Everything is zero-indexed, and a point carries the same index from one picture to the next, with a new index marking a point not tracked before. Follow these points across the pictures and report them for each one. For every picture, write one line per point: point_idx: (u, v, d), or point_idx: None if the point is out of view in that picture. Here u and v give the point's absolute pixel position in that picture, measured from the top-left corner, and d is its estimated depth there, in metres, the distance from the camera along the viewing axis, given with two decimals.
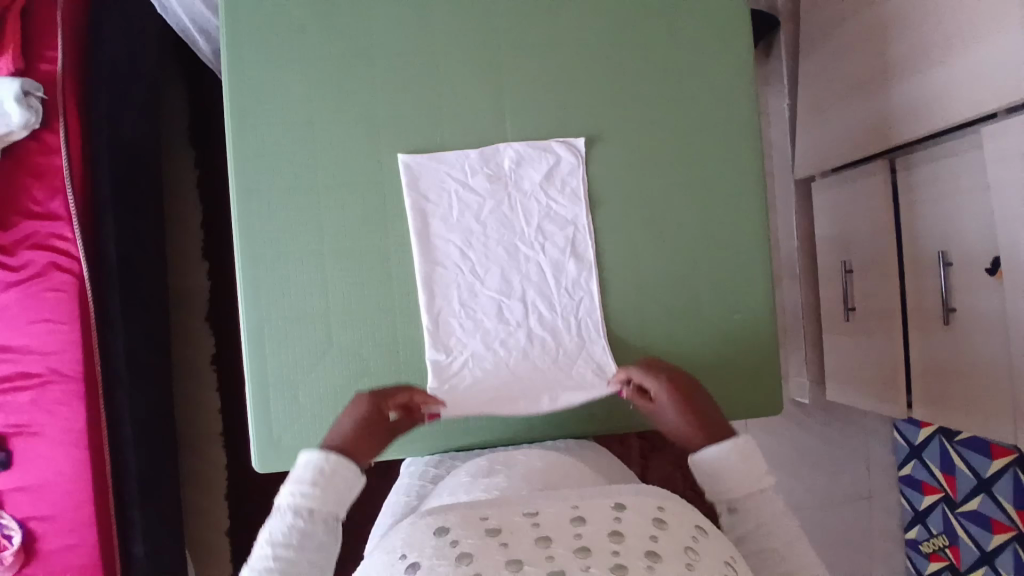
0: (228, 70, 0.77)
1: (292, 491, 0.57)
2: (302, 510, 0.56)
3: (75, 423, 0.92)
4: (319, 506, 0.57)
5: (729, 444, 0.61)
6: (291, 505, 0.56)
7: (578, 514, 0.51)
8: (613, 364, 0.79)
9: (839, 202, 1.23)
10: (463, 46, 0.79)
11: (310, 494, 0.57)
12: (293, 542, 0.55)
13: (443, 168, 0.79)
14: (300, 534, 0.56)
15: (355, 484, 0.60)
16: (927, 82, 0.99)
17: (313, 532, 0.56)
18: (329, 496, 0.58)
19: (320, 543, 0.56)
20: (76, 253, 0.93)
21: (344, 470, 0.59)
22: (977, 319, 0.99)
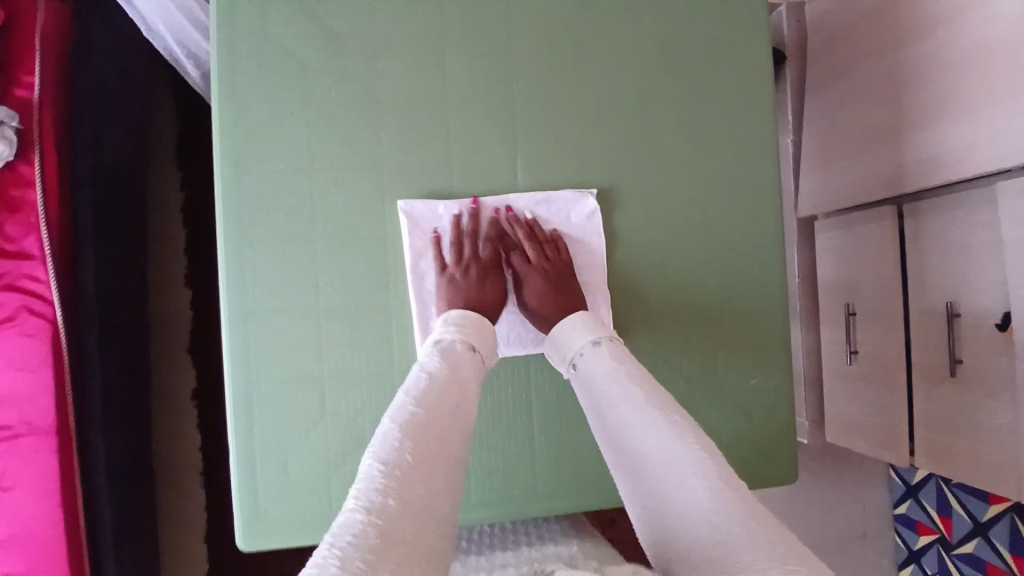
0: (221, 112, 0.71)
1: (444, 330, 0.66)
2: (453, 341, 0.64)
3: (46, 474, 0.86)
4: (468, 342, 0.64)
5: (575, 315, 0.69)
6: (443, 338, 0.64)
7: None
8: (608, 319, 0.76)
9: (845, 244, 1.20)
10: (477, 93, 0.75)
11: (459, 331, 0.65)
12: (447, 359, 0.61)
13: (439, 209, 0.74)
14: (451, 356, 0.62)
15: (492, 335, 0.68)
16: (947, 131, 0.97)
17: (463, 358, 0.63)
18: (474, 337, 0.66)
19: (474, 364, 0.63)
20: (50, 297, 0.86)
21: (484, 322, 0.68)
22: (987, 374, 0.97)
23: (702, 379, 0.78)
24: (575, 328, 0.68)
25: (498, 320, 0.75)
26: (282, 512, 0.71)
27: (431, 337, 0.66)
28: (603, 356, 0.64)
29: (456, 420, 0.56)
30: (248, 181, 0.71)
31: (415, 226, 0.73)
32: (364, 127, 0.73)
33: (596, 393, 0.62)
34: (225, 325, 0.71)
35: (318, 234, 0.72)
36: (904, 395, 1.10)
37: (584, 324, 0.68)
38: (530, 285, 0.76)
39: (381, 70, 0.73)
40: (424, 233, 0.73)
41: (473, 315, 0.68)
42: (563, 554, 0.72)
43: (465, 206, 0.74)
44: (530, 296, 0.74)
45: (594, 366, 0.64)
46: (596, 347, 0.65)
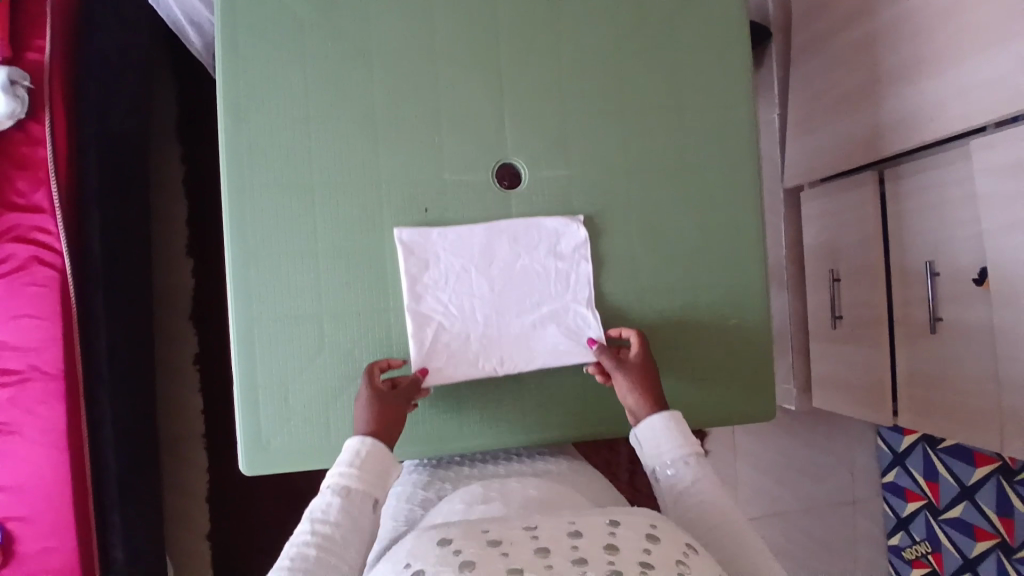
0: (222, 63, 0.75)
1: (340, 470, 0.64)
2: (346, 488, 0.63)
3: (55, 423, 0.89)
4: (377, 460, 0.65)
5: (662, 418, 0.69)
6: (336, 485, 0.63)
7: (575, 528, 0.54)
8: (599, 334, 0.78)
9: (829, 212, 1.24)
10: (464, 45, 0.78)
11: (353, 470, 0.64)
12: (335, 518, 0.61)
13: (436, 236, 0.76)
14: (360, 475, 0.64)
15: (393, 470, 0.66)
16: (922, 94, 1.01)
17: (371, 475, 0.64)
18: (381, 461, 0.65)
19: (367, 514, 0.63)
20: (59, 248, 0.90)
21: (381, 452, 0.65)
22: (966, 329, 0.99)
23: (682, 321, 0.82)
24: (663, 436, 0.68)
25: (489, 344, 0.76)
26: (284, 442, 0.74)
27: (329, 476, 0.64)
28: (688, 475, 0.66)
29: None
30: (250, 129, 0.75)
31: (416, 252, 0.76)
32: (358, 78, 0.76)
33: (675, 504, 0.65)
34: (228, 265, 0.74)
35: (315, 177, 0.75)
36: (889, 356, 1.13)
37: (669, 430, 0.69)
38: (520, 309, 0.77)
39: (373, 24, 0.77)
40: (421, 257, 0.76)
41: (371, 442, 0.65)
42: (558, 475, 0.81)
43: (463, 232, 0.77)
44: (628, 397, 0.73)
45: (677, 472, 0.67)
46: (681, 463, 0.67)
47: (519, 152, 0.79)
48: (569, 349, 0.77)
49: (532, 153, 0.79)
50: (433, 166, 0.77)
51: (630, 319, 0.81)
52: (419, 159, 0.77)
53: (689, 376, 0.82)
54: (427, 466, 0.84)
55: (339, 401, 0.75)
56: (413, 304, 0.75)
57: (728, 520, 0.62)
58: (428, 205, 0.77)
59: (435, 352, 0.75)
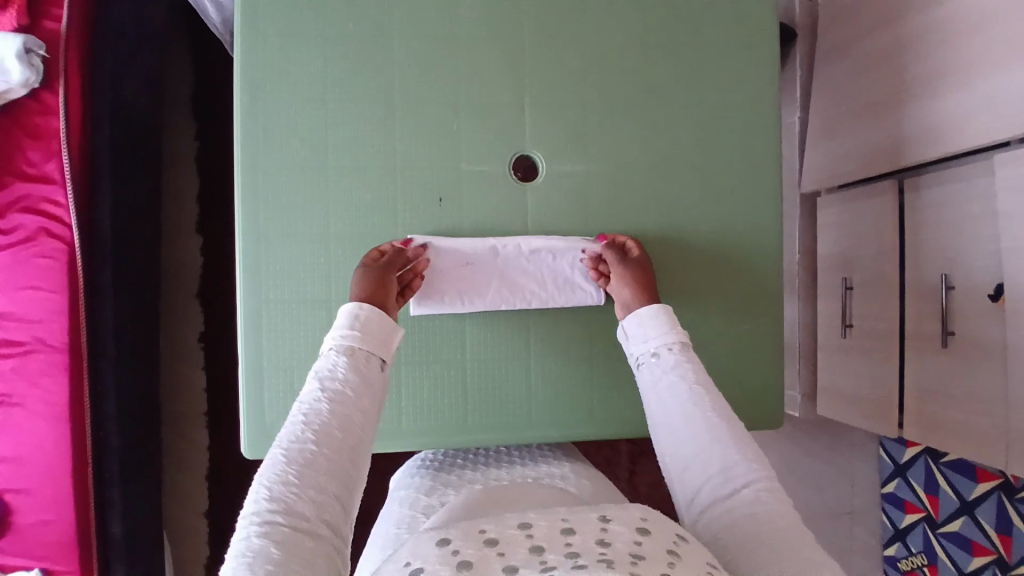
0: (241, 38, 0.73)
1: (339, 332, 0.62)
2: (349, 346, 0.61)
3: (56, 395, 0.89)
4: (374, 324, 0.64)
5: (654, 308, 0.71)
6: (338, 345, 0.61)
7: (567, 526, 0.53)
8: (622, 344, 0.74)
9: (845, 218, 1.22)
10: (487, 32, 0.77)
11: (354, 331, 0.62)
12: (343, 374, 0.59)
13: (447, 242, 0.75)
14: (362, 334, 0.62)
15: (393, 334, 0.65)
16: (946, 104, 0.99)
17: (371, 338, 0.63)
18: (379, 329, 0.64)
19: (374, 372, 0.61)
20: (68, 220, 0.90)
21: (382, 316, 0.64)
22: (977, 345, 0.98)
23: (694, 323, 0.81)
24: (655, 325, 0.70)
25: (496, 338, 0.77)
26: (287, 426, 0.74)
27: (326, 341, 0.63)
28: (670, 361, 0.66)
29: (345, 466, 0.54)
30: (266, 109, 0.74)
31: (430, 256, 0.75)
32: (377, 60, 0.75)
33: (659, 396, 0.65)
34: (238, 245, 0.73)
35: (331, 161, 0.74)
36: (898, 367, 1.12)
37: (659, 320, 0.70)
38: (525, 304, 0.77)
39: (395, 6, 0.75)
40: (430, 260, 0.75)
41: (369, 308, 0.64)
42: (561, 479, 0.81)
43: (471, 245, 0.75)
44: (626, 292, 0.74)
45: (668, 377, 0.65)
46: (664, 352, 0.68)
47: (537, 144, 0.78)
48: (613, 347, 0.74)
49: (550, 146, 0.78)
50: (450, 154, 0.76)
51: None
52: (436, 146, 0.76)
53: None
54: (429, 469, 0.83)
55: None
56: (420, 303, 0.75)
57: (711, 404, 0.62)
58: (442, 194, 0.76)
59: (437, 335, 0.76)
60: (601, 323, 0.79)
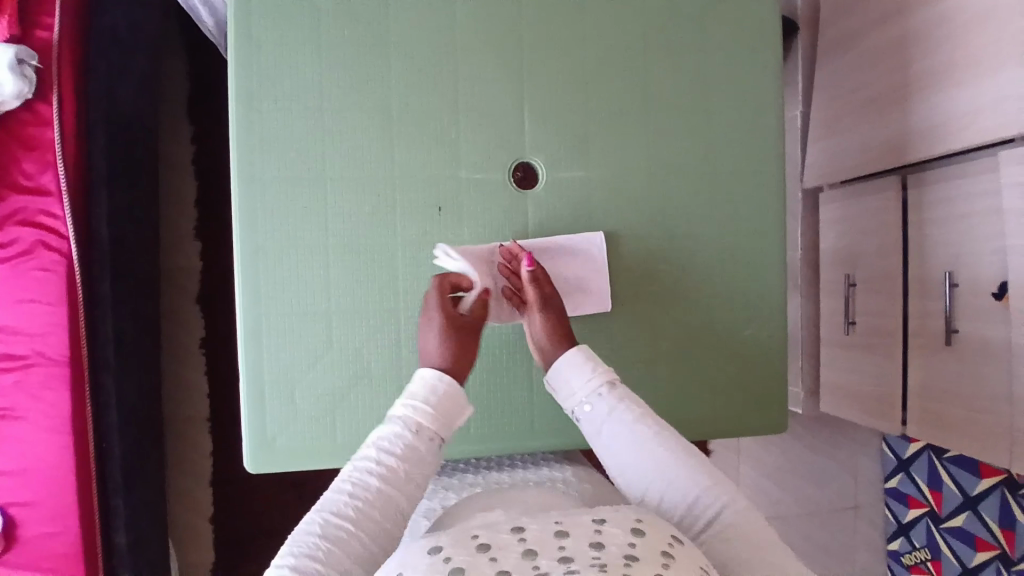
0: (234, 47, 0.72)
1: (410, 401, 0.61)
2: (416, 422, 0.60)
3: (59, 408, 0.89)
4: (445, 398, 0.62)
5: (578, 349, 0.67)
6: (404, 415, 0.60)
7: (561, 529, 0.53)
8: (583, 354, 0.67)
9: (848, 215, 1.21)
10: (485, 37, 0.75)
11: (419, 404, 0.61)
12: (398, 450, 0.58)
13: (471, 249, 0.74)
14: (435, 403, 0.61)
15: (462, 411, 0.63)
16: (954, 99, 0.97)
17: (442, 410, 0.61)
18: (447, 404, 0.62)
19: (427, 450, 0.60)
20: (65, 232, 0.89)
21: (456, 390, 0.63)
22: (982, 343, 0.97)
23: (698, 330, 0.80)
24: (582, 373, 0.66)
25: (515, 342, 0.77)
26: (289, 441, 0.73)
27: (397, 405, 0.62)
28: (609, 405, 0.64)
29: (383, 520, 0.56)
30: (261, 118, 0.72)
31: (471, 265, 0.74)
32: (373, 69, 0.74)
33: (611, 445, 0.63)
34: (236, 256, 0.72)
35: (327, 170, 0.73)
36: (901, 366, 1.11)
37: (581, 363, 0.66)
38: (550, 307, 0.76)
39: (392, 12, 0.74)
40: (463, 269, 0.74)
41: (440, 378, 0.63)
42: (563, 482, 0.80)
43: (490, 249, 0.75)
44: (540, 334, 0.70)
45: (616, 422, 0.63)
46: (598, 397, 0.64)
47: (538, 150, 0.77)
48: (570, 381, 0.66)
49: (551, 152, 0.77)
50: (448, 162, 0.75)
51: (646, 325, 0.79)
52: (435, 155, 0.74)
53: (702, 387, 0.81)
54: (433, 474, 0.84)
55: (348, 402, 0.73)
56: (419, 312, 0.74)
57: (667, 452, 0.61)
58: (441, 203, 0.75)
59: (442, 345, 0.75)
60: (602, 330, 0.79)
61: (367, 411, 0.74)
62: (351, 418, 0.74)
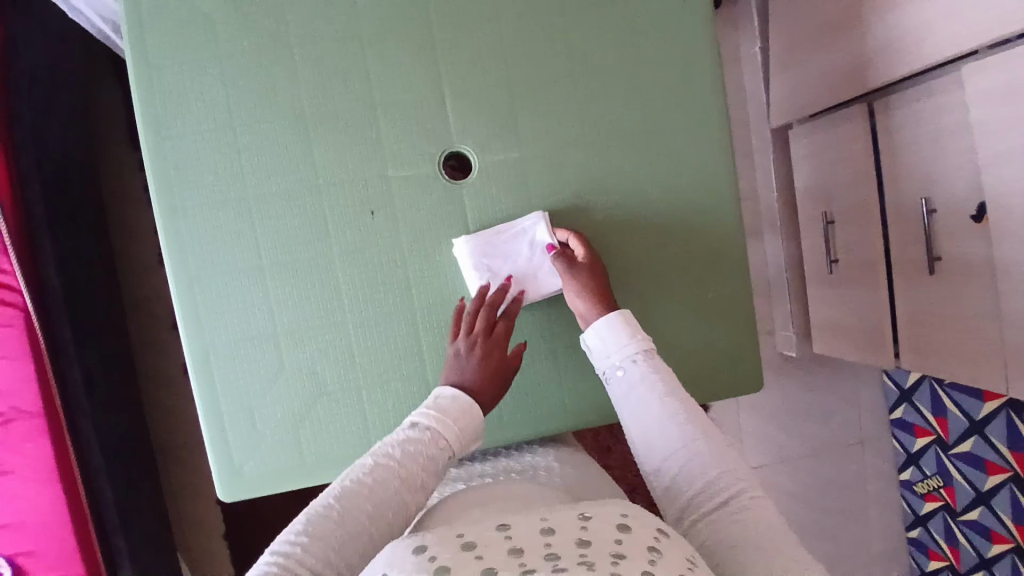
0: (135, 75, 0.69)
1: (432, 411, 0.63)
2: (438, 434, 0.61)
3: (42, 458, 0.87)
4: (464, 406, 0.64)
5: (616, 314, 0.68)
6: (427, 424, 0.61)
7: (547, 525, 0.50)
8: (625, 319, 0.68)
9: (818, 150, 1.17)
10: (395, 26, 0.72)
11: (447, 415, 0.62)
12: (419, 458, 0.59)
13: (474, 238, 0.73)
14: (453, 411, 0.63)
15: (478, 433, 0.64)
16: (911, 14, 0.92)
17: (461, 420, 0.63)
18: (466, 419, 0.63)
19: (442, 465, 0.60)
20: (16, 283, 0.86)
21: (475, 416, 0.64)
22: (963, 269, 0.93)
23: (657, 298, 0.78)
24: (617, 336, 0.67)
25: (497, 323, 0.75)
26: (256, 467, 0.73)
27: (417, 413, 0.63)
28: (641, 371, 0.65)
29: (382, 520, 0.55)
30: (175, 146, 0.70)
31: (488, 261, 0.73)
32: (282, 76, 0.71)
33: (635, 408, 0.63)
34: (173, 291, 0.71)
35: (250, 190, 0.71)
36: (887, 298, 1.07)
37: (620, 329, 0.67)
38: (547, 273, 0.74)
39: (293, 14, 0.71)
40: (474, 258, 0.73)
41: (467, 399, 0.64)
42: (546, 469, 0.79)
43: (484, 234, 0.73)
44: (580, 303, 0.71)
45: (642, 383, 0.64)
46: (631, 363, 0.66)
47: (465, 137, 0.74)
48: (609, 345, 0.67)
49: (479, 137, 0.74)
50: (374, 163, 0.72)
51: None
52: (358, 158, 0.72)
53: (668, 358, 0.78)
54: None
55: (309, 420, 0.73)
56: (365, 320, 0.73)
57: (689, 418, 0.60)
58: (373, 207, 0.72)
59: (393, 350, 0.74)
60: (557, 313, 0.77)
61: (331, 426, 0.73)
62: (315, 435, 0.73)
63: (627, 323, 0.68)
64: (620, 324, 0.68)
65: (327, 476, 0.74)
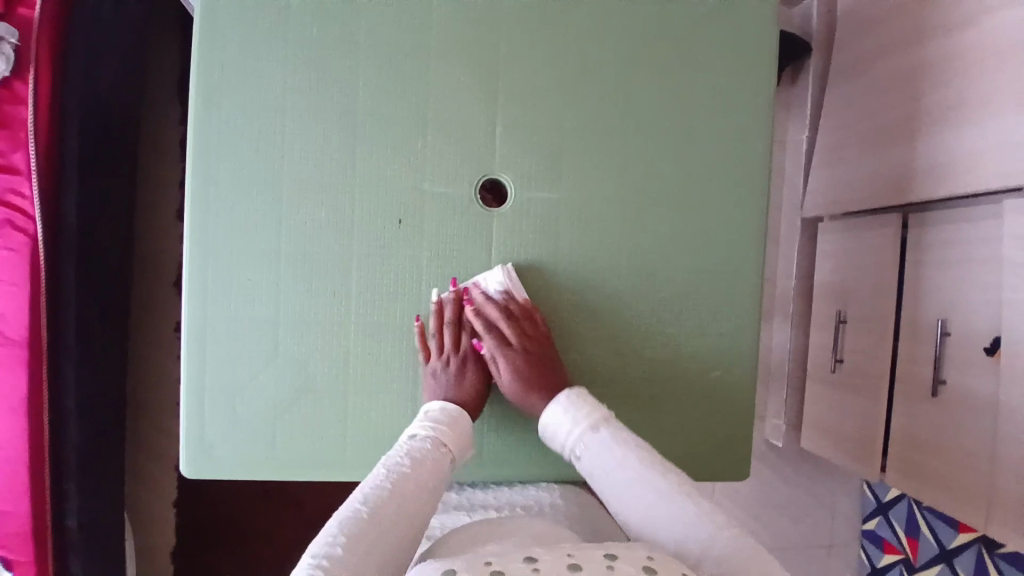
0: (198, 39, 0.70)
1: (424, 424, 0.67)
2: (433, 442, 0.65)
3: (17, 390, 0.87)
4: (457, 417, 0.68)
5: (568, 392, 0.69)
6: (423, 436, 0.65)
7: (574, 562, 0.46)
8: (582, 395, 0.69)
9: (845, 248, 1.17)
10: (462, 47, 0.72)
11: (444, 428, 0.66)
12: (418, 462, 0.62)
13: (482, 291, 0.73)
14: (451, 422, 0.67)
15: (469, 441, 0.68)
16: (964, 139, 0.92)
17: (456, 431, 0.67)
18: (459, 432, 0.67)
19: (441, 467, 0.64)
20: (32, 213, 0.87)
21: (465, 421, 0.68)
22: (967, 398, 0.92)
23: (663, 367, 0.77)
24: (577, 412, 0.68)
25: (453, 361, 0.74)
26: (227, 448, 0.72)
27: (410, 429, 0.67)
28: (603, 442, 0.66)
29: (400, 518, 0.58)
30: (221, 115, 0.70)
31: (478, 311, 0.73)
32: (342, 70, 0.71)
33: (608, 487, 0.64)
34: (185, 257, 0.70)
35: (285, 173, 0.71)
36: (885, 409, 1.06)
37: (574, 404, 0.68)
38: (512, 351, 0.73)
39: (365, 12, 0.71)
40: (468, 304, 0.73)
41: (456, 410, 0.68)
42: (550, 506, 0.73)
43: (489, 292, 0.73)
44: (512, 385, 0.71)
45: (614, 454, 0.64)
46: (598, 436, 0.66)
47: (507, 167, 0.74)
48: (574, 430, 0.68)
49: (521, 169, 0.74)
50: (412, 173, 0.72)
51: (606, 357, 0.76)
52: (398, 166, 0.72)
53: (661, 427, 0.77)
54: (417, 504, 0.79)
55: (288, 413, 0.72)
56: (368, 325, 0.72)
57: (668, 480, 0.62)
58: (402, 216, 0.72)
59: (388, 360, 0.73)
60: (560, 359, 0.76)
61: (310, 423, 0.72)
62: (292, 429, 0.72)
63: (586, 399, 0.69)
64: (581, 399, 0.69)
65: (295, 471, 0.73)
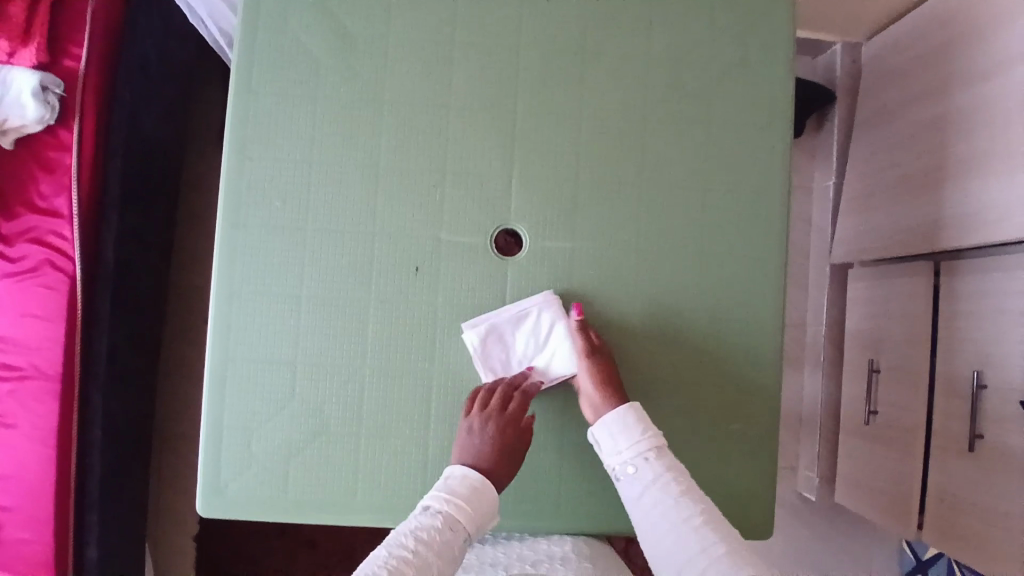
0: (232, 96, 0.73)
1: (438, 494, 0.64)
2: (448, 510, 0.62)
3: (46, 420, 0.90)
4: (473, 487, 0.65)
5: (626, 408, 0.68)
6: (437, 508, 0.63)
7: None
8: (643, 421, 0.67)
9: (876, 295, 1.14)
10: (481, 102, 0.74)
11: (458, 499, 0.63)
12: (431, 536, 0.60)
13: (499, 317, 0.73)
14: (464, 493, 0.64)
15: (490, 513, 0.65)
16: (996, 186, 0.90)
17: (471, 504, 0.64)
18: (476, 504, 0.64)
19: (456, 546, 0.61)
20: (71, 253, 0.91)
21: (489, 491, 0.65)
22: (1004, 455, 0.88)
23: (679, 419, 0.75)
24: (634, 434, 0.67)
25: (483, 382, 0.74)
26: (241, 489, 0.73)
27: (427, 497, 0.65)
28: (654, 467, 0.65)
29: None
30: (252, 166, 0.73)
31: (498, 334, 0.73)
32: (365, 123, 0.74)
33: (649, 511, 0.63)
34: (212, 299, 0.73)
35: (310, 220, 0.73)
36: (919, 464, 1.02)
37: (631, 424, 0.67)
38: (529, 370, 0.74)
39: (389, 70, 0.74)
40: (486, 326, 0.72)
41: (476, 477, 0.65)
42: (560, 560, 0.72)
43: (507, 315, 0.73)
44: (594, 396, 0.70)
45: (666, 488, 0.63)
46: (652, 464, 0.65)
47: (523, 217, 0.75)
48: (628, 455, 0.66)
49: (537, 219, 0.75)
50: (429, 221, 0.74)
51: None
52: (416, 215, 0.74)
53: None
54: None
55: (302, 456, 0.73)
56: (383, 370, 0.73)
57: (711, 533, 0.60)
58: (419, 263, 0.73)
59: (402, 405, 0.73)
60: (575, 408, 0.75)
61: (322, 467, 0.73)
62: (307, 470, 0.73)
63: (646, 424, 0.67)
64: (641, 425, 0.67)
65: (306, 516, 0.73)
